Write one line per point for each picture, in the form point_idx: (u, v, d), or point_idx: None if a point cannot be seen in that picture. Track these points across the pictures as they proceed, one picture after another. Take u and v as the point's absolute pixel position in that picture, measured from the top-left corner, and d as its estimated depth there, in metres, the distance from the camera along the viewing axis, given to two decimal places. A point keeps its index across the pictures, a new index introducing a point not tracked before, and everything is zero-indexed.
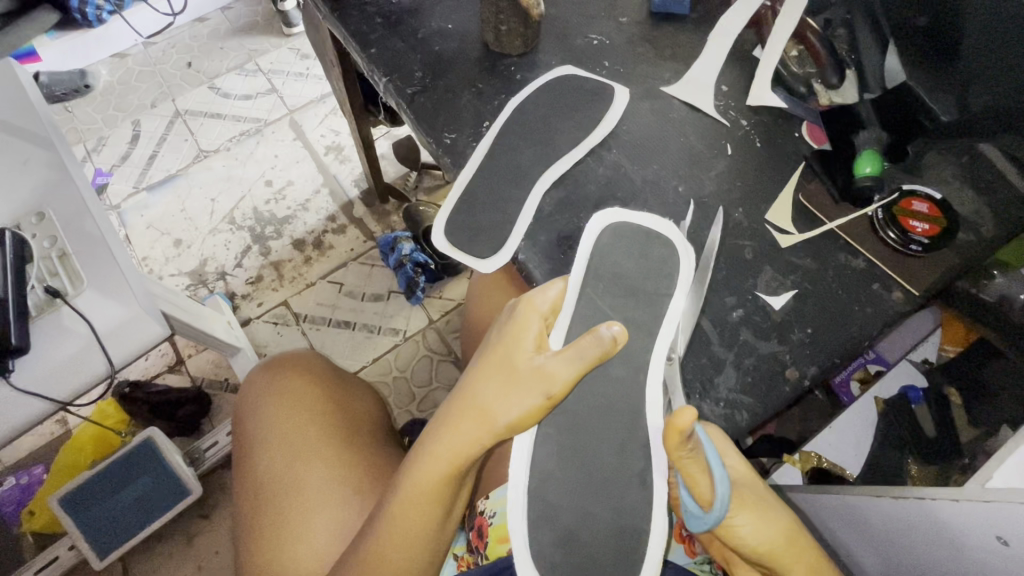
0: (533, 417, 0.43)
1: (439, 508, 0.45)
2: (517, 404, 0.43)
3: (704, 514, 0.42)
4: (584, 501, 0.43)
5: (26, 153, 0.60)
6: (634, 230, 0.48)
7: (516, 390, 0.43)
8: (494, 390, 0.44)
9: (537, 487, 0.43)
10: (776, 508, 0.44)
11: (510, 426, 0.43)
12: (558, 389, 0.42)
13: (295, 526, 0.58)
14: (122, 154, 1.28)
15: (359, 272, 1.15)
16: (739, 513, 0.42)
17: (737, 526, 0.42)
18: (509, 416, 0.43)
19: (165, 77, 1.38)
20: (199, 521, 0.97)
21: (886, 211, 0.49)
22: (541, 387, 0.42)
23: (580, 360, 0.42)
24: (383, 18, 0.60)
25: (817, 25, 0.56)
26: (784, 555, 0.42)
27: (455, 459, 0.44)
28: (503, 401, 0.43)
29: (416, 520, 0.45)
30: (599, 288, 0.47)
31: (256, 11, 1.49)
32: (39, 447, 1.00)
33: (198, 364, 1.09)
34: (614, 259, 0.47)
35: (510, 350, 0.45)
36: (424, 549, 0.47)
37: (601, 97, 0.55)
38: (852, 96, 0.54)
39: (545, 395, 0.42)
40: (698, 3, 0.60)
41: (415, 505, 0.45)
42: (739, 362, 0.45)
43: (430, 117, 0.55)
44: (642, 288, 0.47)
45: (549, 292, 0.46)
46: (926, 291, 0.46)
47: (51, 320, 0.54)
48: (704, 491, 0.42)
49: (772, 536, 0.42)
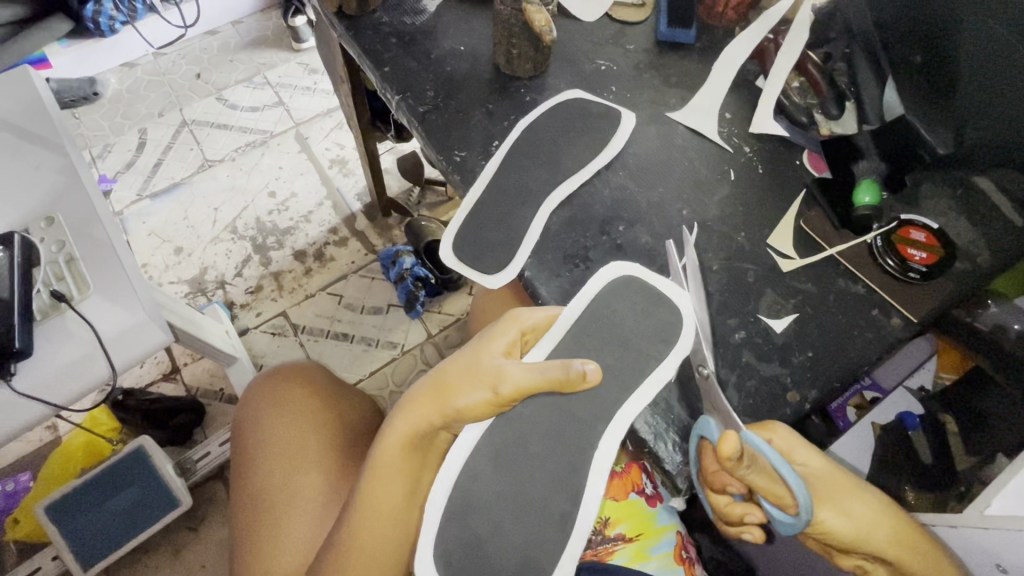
0: (482, 411, 0.42)
1: (403, 487, 0.45)
2: (468, 394, 0.42)
3: (793, 522, 0.38)
4: (550, 500, 0.43)
5: (38, 159, 0.61)
6: (644, 287, 0.47)
7: (470, 380, 0.43)
8: (456, 373, 0.43)
9: (521, 496, 0.43)
10: (864, 492, 0.41)
11: (460, 412, 0.43)
12: (508, 389, 0.41)
13: (275, 513, 0.58)
14: (127, 161, 1.29)
15: (358, 284, 1.16)
16: (823, 508, 0.39)
17: (826, 521, 0.39)
18: (460, 402, 0.42)
19: (173, 87, 1.40)
20: (188, 535, 0.95)
21: (884, 239, 0.50)
22: (491, 383, 0.42)
23: (538, 375, 0.42)
24: (397, 38, 0.62)
25: (818, 59, 0.58)
26: (882, 541, 0.39)
27: (411, 431, 0.44)
28: (458, 385, 0.43)
29: (382, 497, 0.45)
30: (590, 332, 0.46)
31: (267, 26, 1.51)
32: (27, 454, 0.99)
33: (194, 373, 1.08)
34: (612, 311, 0.46)
35: (481, 346, 0.45)
36: (389, 534, 0.46)
37: (608, 120, 0.57)
38: (851, 127, 0.56)
39: (490, 389, 0.42)
40: (703, 34, 0.62)
41: (379, 481, 0.45)
42: (741, 383, 0.46)
43: (440, 135, 0.56)
44: (624, 330, 0.46)
45: (536, 313, 0.47)
46: (924, 318, 0.47)
47: (55, 325, 0.54)
48: (783, 497, 0.39)
49: (861, 526, 0.39)
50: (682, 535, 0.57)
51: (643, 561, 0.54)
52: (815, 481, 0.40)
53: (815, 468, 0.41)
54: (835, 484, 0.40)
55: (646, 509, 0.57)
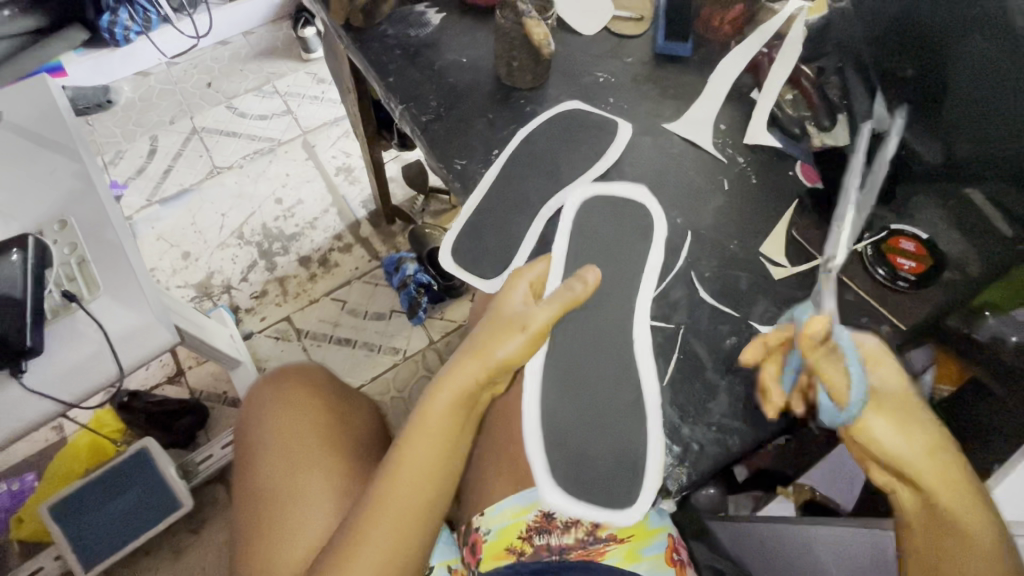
0: (520, 354, 0.44)
1: (445, 451, 0.45)
2: (507, 342, 0.44)
3: (838, 412, 0.40)
4: (618, 422, 0.46)
5: (54, 164, 0.63)
6: (618, 208, 0.55)
7: (503, 329, 0.45)
8: (488, 330, 0.46)
9: (589, 417, 0.47)
10: (923, 418, 0.40)
11: (504, 361, 0.44)
12: (536, 324, 0.44)
13: (287, 505, 0.59)
14: (138, 167, 1.31)
15: (362, 290, 1.17)
16: (875, 416, 0.39)
17: (873, 430, 0.39)
18: (503, 352, 0.44)
19: (185, 95, 1.43)
20: (189, 537, 0.96)
21: (874, 248, 0.51)
22: (519, 324, 0.44)
23: (556, 302, 0.45)
24: (401, 50, 0.64)
25: (811, 73, 0.59)
26: (927, 462, 0.39)
27: (456, 393, 0.45)
28: (495, 338, 0.45)
29: (427, 461, 0.45)
30: (581, 249, 0.53)
31: (277, 37, 1.55)
32: (32, 454, 1.00)
33: (198, 376, 1.09)
34: (593, 223, 0.54)
35: (499, 303, 0.48)
36: (434, 497, 0.45)
37: (605, 131, 0.58)
38: (843, 139, 0.55)
39: (528, 329, 0.44)
40: (700, 47, 0.64)
41: (423, 446, 0.45)
42: (732, 389, 0.47)
43: (442, 144, 0.58)
44: (601, 285, 0.52)
45: (535, 269, 0.49)
46: (912, 326, 0.48)
47: (65, 324, 0.55)
48: (839, 390, 0.39)
49: (913, 446, 0.39)
50: (673, 537, 0.56)
51: (635, 562, 0.53)
52: (886, 392, 0.40)
53: (892, 383, 0.41)
54: (904, 404, 0.40)
55: None
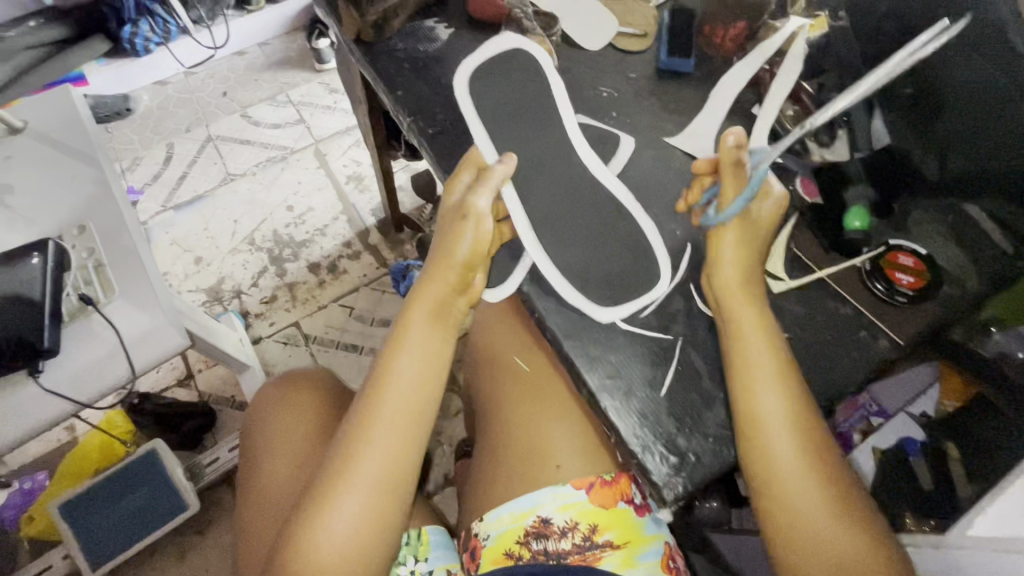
0: (478, 244, 0.52)
1: (427, 361, 0.52)
2: (462, 238, 0.52)
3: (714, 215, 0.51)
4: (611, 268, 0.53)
5: (74, 170, 0.65)
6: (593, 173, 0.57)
7: (454, 223, 0.53)
8: (446, 237, 0.54)
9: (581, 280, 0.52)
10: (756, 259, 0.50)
11: (465, 257, 0.52)
12: (475, 207, 0.52)
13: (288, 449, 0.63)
14: (154, 174, 1.35)
15: (370, 297, 1.19)
16: (731, 232, 0.50)
17: (722, 248, 0.50)
18: (461, 251, 0.52)
19: (201, 104, 1.47)
20: (194, 537, 0.97)
21: (872, 263, 0.51)
22: (460, 213, 0.53)
23: (489, 188, 0.53)
24: (410, 64, 0.66)
25: (811, 88, 0.59)
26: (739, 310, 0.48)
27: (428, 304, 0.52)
28: (452, 240, 0.53)
29: (412, 370, 0.51)
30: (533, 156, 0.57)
31: (291, 48, 1.58)
32: (44, 453, 1.02)
33: (208, 379, 1.11)
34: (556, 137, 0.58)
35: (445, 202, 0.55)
36: (422, 400, 0.51)
37: (607, 144, 0.59)
38: (843, 154, 0.54)
39: (471, 216, 0.52)
40: (702, 63, 0.65)
41: (405, 360, 0.51)
42: (729, 400, 0.47)
43: (447, 156, 0.60)
44: (578, 196, 0.56)
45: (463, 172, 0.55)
46: (911, 339, 0.48)
47: (81, 326, 0.57)
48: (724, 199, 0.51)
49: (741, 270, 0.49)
50: (670, 545, 0.57)
51: (630, 568, 0.54)
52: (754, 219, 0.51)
53: (762, 214, 0.51)
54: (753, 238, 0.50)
55: (634, 519, 0.57)
